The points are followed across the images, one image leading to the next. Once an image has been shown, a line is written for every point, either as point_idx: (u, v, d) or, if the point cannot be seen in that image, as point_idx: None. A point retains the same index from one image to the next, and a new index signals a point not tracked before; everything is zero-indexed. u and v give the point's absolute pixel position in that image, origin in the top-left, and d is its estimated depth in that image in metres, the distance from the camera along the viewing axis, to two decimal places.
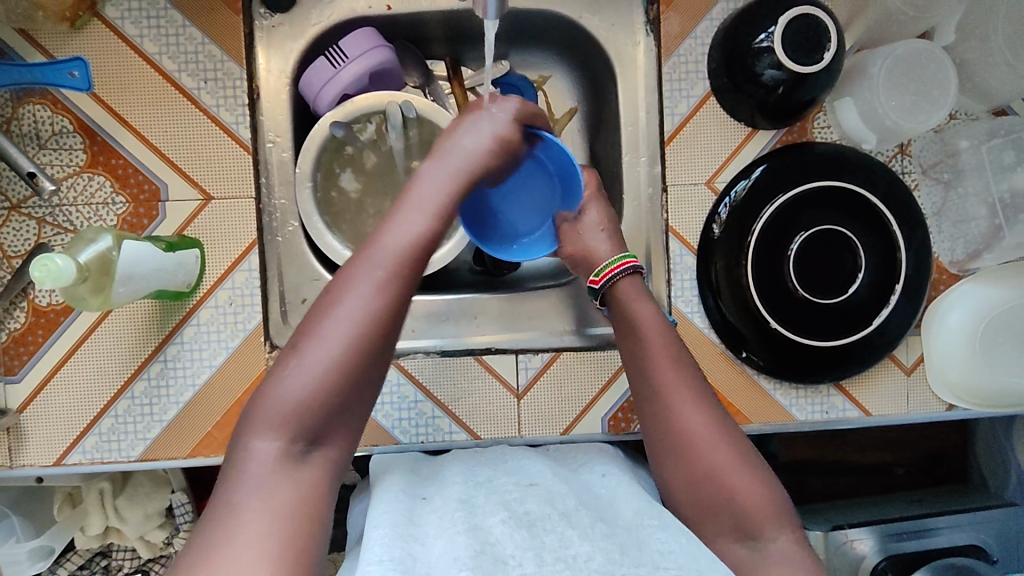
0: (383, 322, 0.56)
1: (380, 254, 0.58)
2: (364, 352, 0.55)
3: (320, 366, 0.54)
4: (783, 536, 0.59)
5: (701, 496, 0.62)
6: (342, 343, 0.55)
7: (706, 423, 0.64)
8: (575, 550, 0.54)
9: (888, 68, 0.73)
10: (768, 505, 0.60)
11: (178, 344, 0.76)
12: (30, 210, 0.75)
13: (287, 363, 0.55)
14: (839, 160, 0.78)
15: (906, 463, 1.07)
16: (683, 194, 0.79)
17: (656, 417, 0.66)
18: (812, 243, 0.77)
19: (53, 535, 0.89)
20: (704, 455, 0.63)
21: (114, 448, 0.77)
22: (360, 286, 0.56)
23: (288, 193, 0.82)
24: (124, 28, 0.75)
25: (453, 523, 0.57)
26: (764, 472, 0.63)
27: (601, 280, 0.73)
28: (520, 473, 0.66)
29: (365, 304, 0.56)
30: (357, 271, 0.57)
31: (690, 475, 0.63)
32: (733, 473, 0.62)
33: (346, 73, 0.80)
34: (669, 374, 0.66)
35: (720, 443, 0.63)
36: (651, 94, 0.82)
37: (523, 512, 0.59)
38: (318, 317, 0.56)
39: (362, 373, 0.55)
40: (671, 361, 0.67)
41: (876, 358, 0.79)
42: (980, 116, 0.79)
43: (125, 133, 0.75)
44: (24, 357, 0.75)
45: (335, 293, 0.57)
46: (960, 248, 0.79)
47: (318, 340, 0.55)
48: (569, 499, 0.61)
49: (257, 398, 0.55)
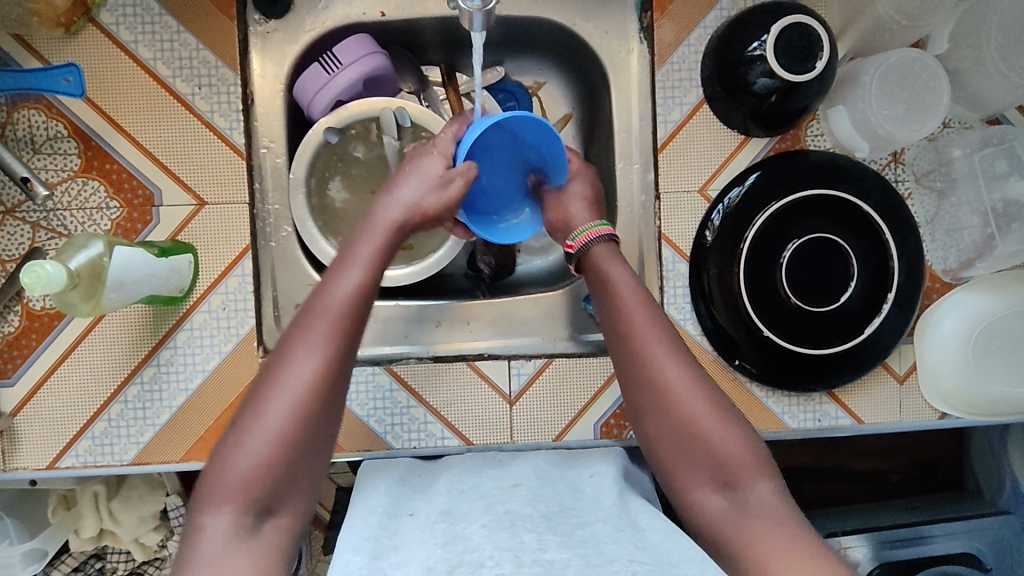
0: (326, 388, 0.58)
1: (317, 325, 0.59)
2: (308, 421, 0.56)
3: (263, 441, 0.55)
4: (760, 484, 0.59)
5: (680, 449, 0.61)
6: (286, 416, 0.56)
7: (682, 374, 0.62)
8: (552, 555, 0.53)
9: (881, 77, 0.73)
10: (748, 455, 0.60)
11: (172, 348, 0.77)
12: (25, 214, 0.75)
13: (231, 442, 0.56)
14: (833, 168, 0.78)
15: (901, 470, 1.07)
16: (676, 201, 0.80)
17: (632, 371, 0.64)
18: (805, 251, 0.77)
19: (48, 537, 0.90)
20: (684, 409, 0.61)
21: (107, 452, 0.77)
22: (302, 357, 0.58)
23: (283, 198, 0.83)
24: (119, 34, 0.75)
25: (432, 536, 0.58)
26: (742, 422, 0.62)
27: (577, 245, 0.70)
28: (503, 476, 0.66)
29: (309, 373, 0.57)
30: (296, 344, 0.58)
31: (668, 429, 0.62)
32: (712, 424, 0.61)
33: (340, 79, 0.80)
34: (646, 327, 0.64)
35: (698, 395, 0.62)
36: (645, 102, 0.82)
37: (504, 512, 0.59)
38: (260, 392, 0.57)
39: (307, 441, 0.57)
40: (645, 317, 0.65)
41: (869, 366, 0.79)
42: (973, 124, 0.79)
43: (120, 138, 0.76)
44: (18, 360, 0.76)
45: (276, 366, 0.58)
46: (952, 256, 0.79)
47: (263, 416, 0.56)
48: (550, 502, 0.62)
49: (208, 475, 0.56)
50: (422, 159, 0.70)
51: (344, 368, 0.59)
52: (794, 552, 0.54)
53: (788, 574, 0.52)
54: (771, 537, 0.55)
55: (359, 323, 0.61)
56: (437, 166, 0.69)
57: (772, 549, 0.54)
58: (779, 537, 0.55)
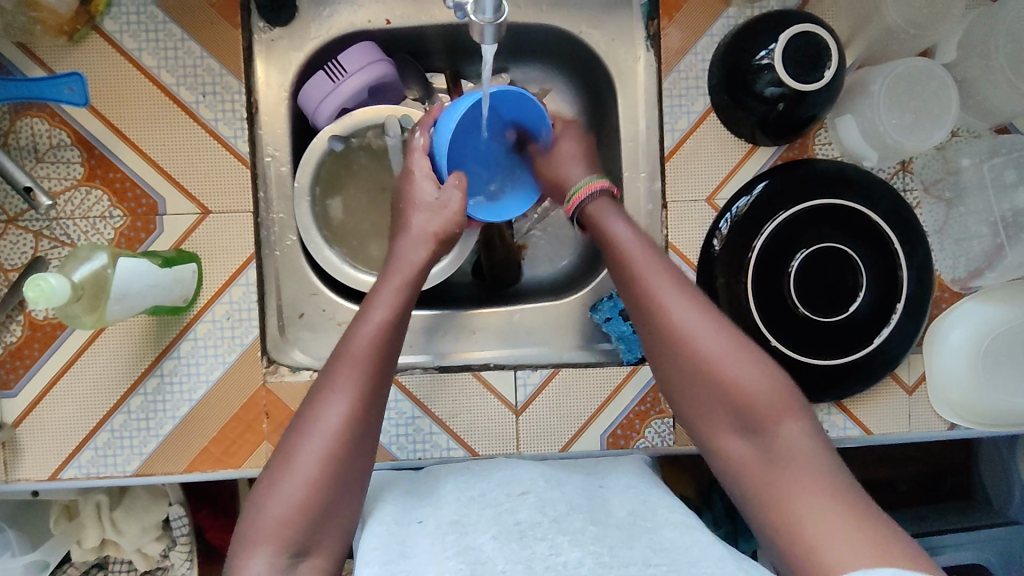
0: (356, 431, 0.58)
1: (348, 365, 0.60)
2: (340, 462, 0.57)
3: (297, 486, 0.55)
4: (786, 420, 0.57)
5: (699, 391, 0.60)
6: (320, 457, 0.56)
7: (693, 316, 0.61)
8: (565, 556, 0.55)
9: (889, 86, 0.72)
10: (770, 392, 0.58)
11: (175, 358, 0.76)
12: (27, 223, 0.75)
13: (265, 488, 0.56)
14: (841, 177, 0.77)
15: (908, 479, 1.06)
16: (683, 211, 0.79)
17: (644, 322, 0.64)
18: (813, 261, 0.77)
19: (49, 549, 0.89)
20: (698, 348, 0.60)
21: (110, 463, 0.76)
22: (332, 402, 0.58)
23: (286, 207, 0.82)
24: (123, 41, 0.75)
25: (443, 547, 0.56)
26: (760, 358, 0.60)
27: (572, 206, 0.72)
28: (512, 481, 0.65)
29: (339, 419, 0.58)
30: (326, 388, 0.60)
31: (684, 370, 0.61)
32: (728, 363, 0.59)
33: (344, 87, 0.79)
34: (650, 277, 0.64)
35: (709, 331, 0.60)
36: (652, 110, 0.82)
37: (513, 523, 0.58)
38: (294, 436, 0.58)
39: (340, 480, 0.57)
40: (649, 263, 0.65)
41: (877, 377, 0.78)
42: (982, 133, 0.78)
43: (124, 147, 0.75)
44: (20, 370, 0.75)
45: (307, 413, 0.59)
46: (961, 267, 0.79)
47: (296, 461, 0.56)
48: (558, 504, 0.61)
49: (244, 520, 0.56)
50: (414, 186, 0.73)
51: (375, 415, 0.60)
52: (817, 492, 0.52)
53: (813, 512, 0.51)
54: (798, 476, 0.53)
55: (386, 364, 0.62)
56: (430, 187, 0.73)
57: (793, 489, 0.53)
58: (803, 476, 0.53)
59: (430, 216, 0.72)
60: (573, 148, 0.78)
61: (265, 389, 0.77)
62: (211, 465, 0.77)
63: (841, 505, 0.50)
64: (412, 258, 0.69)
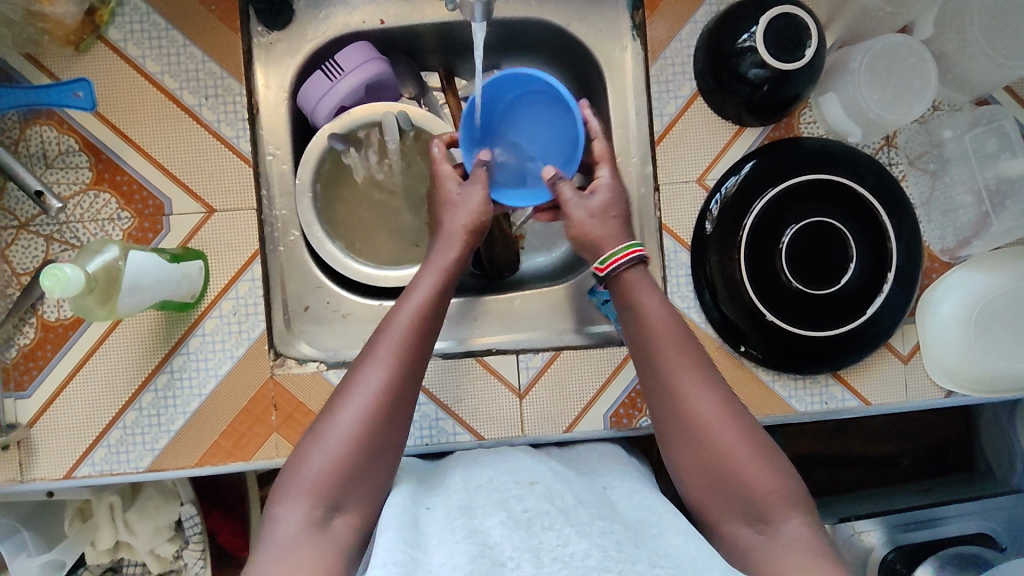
0: (394, 399, 0.60)
1: (387, 344, 0.62)
2: (375, 428, 0.59)
3: (339, 444, 0.58)
4: (793, 519, 0.58)
5: (712, 476, 0.61)
6: (358, 419, 0.59)
7: (715, 406, 0.62)
8: (573, 547, 0.53)
9: (869, 63, 0.75)
10: (783, 493, 0.59)
11: (184, 355, 0.78)
12: (38, 228, 0.77)
13: (305, 448, 0.59)
14: (825, 153, 0.79)
15: (911, 454, 1.07)
16: (675, 192, 0.81)
17: (663, 395, 0.64)
18: (805, 235, 0.79)
19: (65, 549, 0.90)
20: (715, 440, 0.61)
21: (123, 460, 0.78)
22: (372, 368, 0.61)
23: (289, 203, 0.84)
24: (127, 50, 0.78)
25: (452, 532, 0.56)
26: (775, 456, 0.61)
27: (606, 270, 0.70)
28: (519, 472, 0.65)
29: (378, 387, 0.60)
30: (367, 358, 0.62)
31: (699, 452, 0.61)
32: (745, 457, 0.60)
33: (341, 85, 0.82)
34: (675, 359, 0.64)
35: (727, 428, 0.61)
36: (640, 97, 0.84)
37: (521, 511, 0.57)
38: (337, 397, 0.61)
39: (373, 450, 0.59)
40: (675, 346, 0.65)
41: (873, 346, 0.80)
42: (962, 106, 0.81)
43: (130, 151, 0.78)
44: (34, 372, 0.77)
45: (350, 378, 0.62)
46: (949, 236, 0.81)
47: (336, 423, 0.59)
48: (566, 496, 0.60)
49: (285, 472, 0.59)
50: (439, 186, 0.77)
51: (414, 382, 0.63)
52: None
53: None
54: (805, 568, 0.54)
55: (424, 344, 0.64)
56: (453, 185, 0.76)
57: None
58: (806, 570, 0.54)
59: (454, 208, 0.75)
60: (605, 199, 0.74)
61: (273, 381, 0.79)
62: (223, 457, 0.78)
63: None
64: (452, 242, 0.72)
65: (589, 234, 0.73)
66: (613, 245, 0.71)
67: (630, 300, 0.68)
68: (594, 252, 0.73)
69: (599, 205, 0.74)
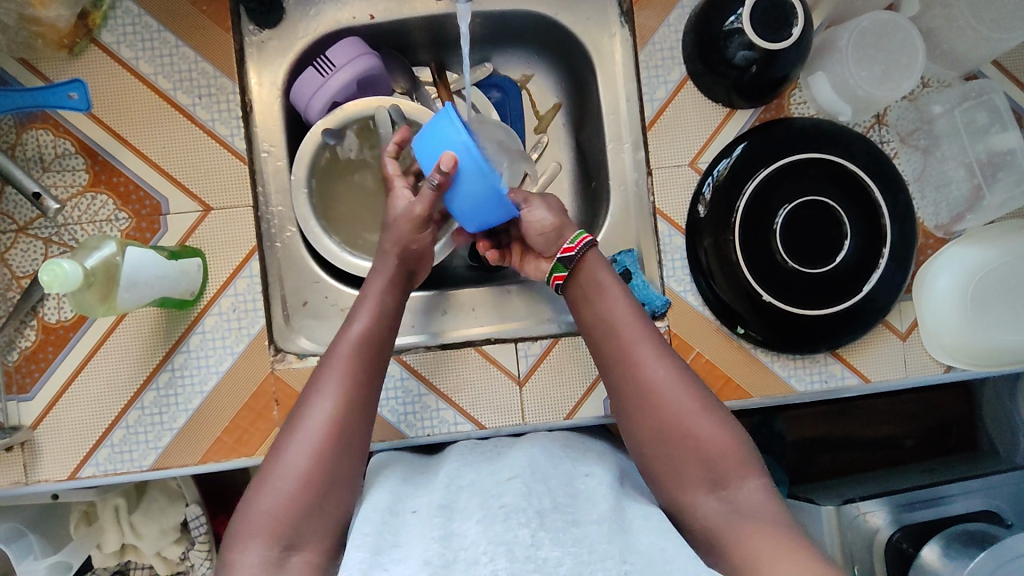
0: (343, 429, 0.62)
1: (331, 377, 0.65)
2: (327, 460, 0.60)
3: (293, 480, 0.59)
4: (749, 481, 0.60)
5: (672, 447, 0.63)
6: (308, 455, 0.60)
7: (669, 373, 0.65)
8: (546, 552, 0.52)
9: (856, 41, 0.75)
10: (739, 455, 0.62)
11: (185, 352, 0.78)
12: (37, 231, 0.78)
13: (257, 487, 0.60)
14: (817, 131, 0.80)
15: (914, 435, 1.07)
16: (668, 176, 0.82)
17: (619, 368, 0.67)
18: (797, 214, 0.79)
19: (72, 551, 0.89)
20: (672, 408, 0.63)
21: (127, 459, 0.78)
22: (318, 402, 0.63)
23: (285, 200, 0.85)
24: (120, 52, 0.78)
25: (430, 530, 0.56)
26: (729, 418, 0.64)
27: (574, 247, 0.73)
28: (500, 471, 0.63)
29: (326, 420, 0.62)
30: (312, 393, 0.64)
31: (657, 425, 0.64)
32: (699, 423, 0.63)
33: (333, 81, 0.82)
34: (630, 327, 0.68)
35: (682, 394, 0.64)
36: (630, 83, 0.85)
37: (498, 507, 0.56)
38: (286, 436, 0.62)
39: (328, 482, 0.60)
40: (624, 322, 0.68)
41: (871, 323, 0.80)
42: (952, 81, 0.81)
43: (126, 152, 0.78)
44: (36, 374, 0.77)
45: (298, 415, 0.63)
46: (943, 212, 0.81)
47: (286, 460, 0.60)
48: (544, 498, 0.58)
49: (237, 515, 0.59)
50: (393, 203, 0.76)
51: (364, 409, 0.65)
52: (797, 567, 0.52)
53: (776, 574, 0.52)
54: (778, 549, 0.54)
55: (369, 372, 0.67)
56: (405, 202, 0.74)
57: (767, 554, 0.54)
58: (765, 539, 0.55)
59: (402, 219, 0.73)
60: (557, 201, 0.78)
61: (274, 376, 0.79)
62: (226, 453, 0.79)
63: (806, 558, 0.53)
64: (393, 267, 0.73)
65: (548, 223, 0.74)
66: (570, 230, 0.75)
67: (593, 278, 0.72)
68: (554, 239, 0.75)
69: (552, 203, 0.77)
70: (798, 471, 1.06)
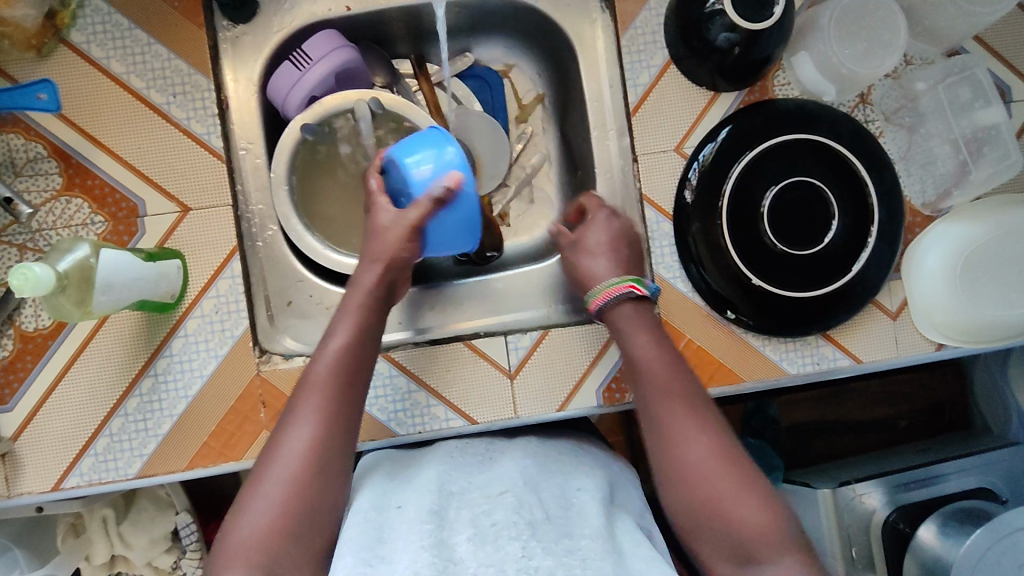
0: (324, 451, 0.61)
1: (310, 401, 0.63)
2: (308, 482, 0.59)
3: (273, 505, 0.57)
4: (785, 562, 0.56)
5: (703, 520, 0.60)
6: (287, 479, 0.59)
7: (706, 441, 0.62)
8: (538, 562, 0.51)
9: (838, 19, 0.75)
10: (775, 535, 0.57)
11: (168, 357, 0.77)
12: (10, 238, 0.76)
13: (235, 513, 0.58)
14: (802, 114, 0.79)
15: (908, 415, 1.08)
16: (654, 162, 0.81)
17: (654, 430, 0.65)
18: (784, 197, 0.78)
19: (59, 564, 0.87)
20: (707, 481, 0.60)
21: (111, 468, 0.76)
22: (298, 426, 0.62)
23: (265, 197, 0.83)
24: (90, 51, 0.77)
25: (420, 537, 0.54)
26: (770, 497, 0.59)
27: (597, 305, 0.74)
28: (491, 484, 0.61)
29: (306, 442, 0.61)
30: (292, 419, 0.63)
31: (688, 494, 0.60)
32: (733, 498, 0.59)
33: (310, 75, 0.81)
34: (671, 388, 0.66)
35: (721, 468, 0.60)
36: (613, 69, 0.84)
37: (489, 525, 0.55)
38: (264, 462, 0.61)
39: (309, 506, 0.58)
40: (664, 382, 0.67)
41: (861, 303, 0.79)
42: (935, 59, 0.81)
43: (100, 154, 0.76)
44: (15, 385, 0.75)
45: (276, 440, 0.62)
46: (930, 189, 0.81)
47: (265, 485, 0.59)
48: (536, 509, 0.57)
49: (218, 545, 0.58)
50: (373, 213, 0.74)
51: (344, 430, 0.63)
52: None
53: None
54: None
55: (351, 391, 0.65)
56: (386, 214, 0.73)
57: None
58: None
59: (380, 235, 0.72)
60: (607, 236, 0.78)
61: (260, 378, 0.78)
62: (214, 458, 0.77)
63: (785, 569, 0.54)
64: (367, 277, 0.71)
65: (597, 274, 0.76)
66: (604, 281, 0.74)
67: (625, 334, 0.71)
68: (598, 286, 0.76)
69: (602, 231, 0.78)
70: (793, 456, 1.06)
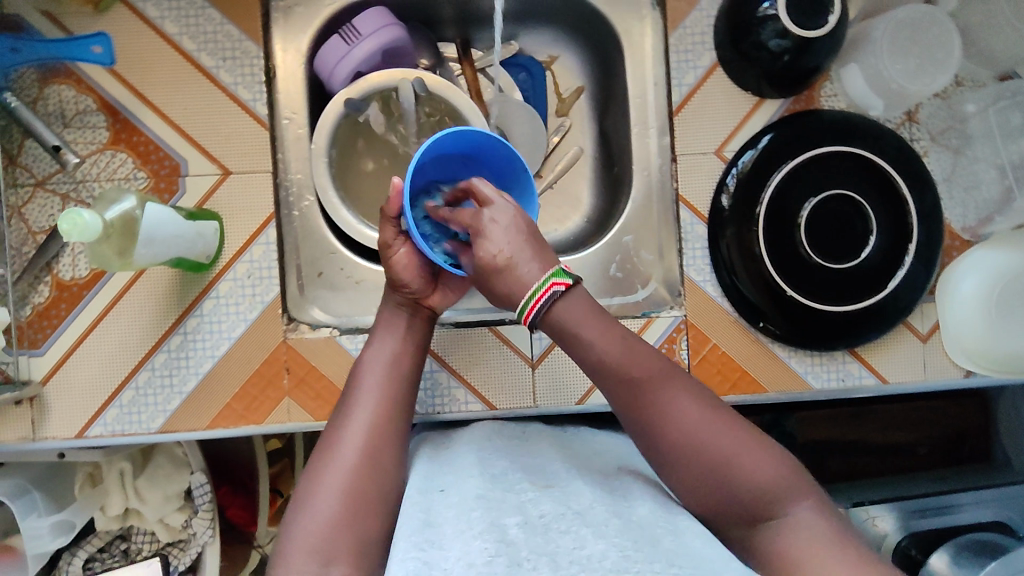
0: (378, 450, 0.62)
1: (364, 403, 0.65)
2: (366, 480, 0.60)
3: (334, 496, 0.59)
4: (802, 504, 0.57)
5: (713, 487, 0.59)
6: (347, 475, 0.60)
7: (697, 409, 0.61)
8: (590, 548, 0.50)
9: (891, 32, 0.74)
10: (783, 479, 0.58)
11: (198, 317, 0.78)
12: (55, 187, 0.77)
13: (298, 507, 0.59)
14: (848, 126, 0.79)
15: (927, 443, 1.06)
16: (692, 163, 0.81)
17: (644, 412, 0.62)
18: (821, 209, 0.78)
19: (76, 510, 0.89)
20: (713, 448, 0.59)
21: (135, 420, 0.78)
22: (351, 427, 0.63)
23: (304, 167, 0.84)
24: (146, 10, 0.78)
25: (470, 524, 0.53)
26: (769, 448, 0.60)
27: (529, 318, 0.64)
28: (534, 475, 0.62)
29: (360, 445, 0.62)
30: (343, 422, 0.64)
31: (698, 468, 0.59)
32: (741, 457, 0.59)
33: (358, 50, 0.82)
34: (644, 363, 0.63)
35: (723, 431, 0.60)
36: (658, 67, 0.84)
37: (538, 517, 0.54)
38: (319, 461, 0.62)
39: (366, 498, 0.59)
40: (633, 359, 0.63)
41: (892, 323, 0.78)
42: (986, 81, 0.80)
43: (148, 111, 0.78)
44: (47, 330, 0.77)
45: (333, 436, 0.64)
46: (971, 214, 0.80)
47: (324, 482, 0.60)
48: (580, 500, 0.57)
49: (281, 541, 0.57)
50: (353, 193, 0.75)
51: (394, 428, 0.65)
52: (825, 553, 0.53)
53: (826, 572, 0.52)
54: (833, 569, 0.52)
55: (399, 392, 0.67)
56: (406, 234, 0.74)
57: (813, 552, 0.53)
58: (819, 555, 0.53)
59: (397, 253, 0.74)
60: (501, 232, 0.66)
61: (286, 345, 0.79)
62: (234, 421, 0.78)
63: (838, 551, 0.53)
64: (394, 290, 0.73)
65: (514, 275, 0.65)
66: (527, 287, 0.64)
67: (574, 321, 0.64)
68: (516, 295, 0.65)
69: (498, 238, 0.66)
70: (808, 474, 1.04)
